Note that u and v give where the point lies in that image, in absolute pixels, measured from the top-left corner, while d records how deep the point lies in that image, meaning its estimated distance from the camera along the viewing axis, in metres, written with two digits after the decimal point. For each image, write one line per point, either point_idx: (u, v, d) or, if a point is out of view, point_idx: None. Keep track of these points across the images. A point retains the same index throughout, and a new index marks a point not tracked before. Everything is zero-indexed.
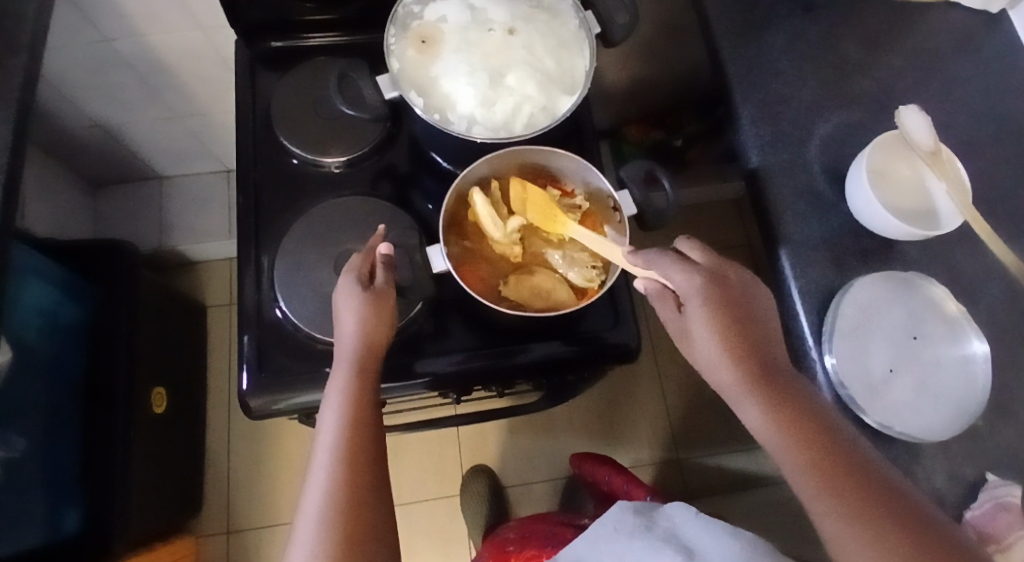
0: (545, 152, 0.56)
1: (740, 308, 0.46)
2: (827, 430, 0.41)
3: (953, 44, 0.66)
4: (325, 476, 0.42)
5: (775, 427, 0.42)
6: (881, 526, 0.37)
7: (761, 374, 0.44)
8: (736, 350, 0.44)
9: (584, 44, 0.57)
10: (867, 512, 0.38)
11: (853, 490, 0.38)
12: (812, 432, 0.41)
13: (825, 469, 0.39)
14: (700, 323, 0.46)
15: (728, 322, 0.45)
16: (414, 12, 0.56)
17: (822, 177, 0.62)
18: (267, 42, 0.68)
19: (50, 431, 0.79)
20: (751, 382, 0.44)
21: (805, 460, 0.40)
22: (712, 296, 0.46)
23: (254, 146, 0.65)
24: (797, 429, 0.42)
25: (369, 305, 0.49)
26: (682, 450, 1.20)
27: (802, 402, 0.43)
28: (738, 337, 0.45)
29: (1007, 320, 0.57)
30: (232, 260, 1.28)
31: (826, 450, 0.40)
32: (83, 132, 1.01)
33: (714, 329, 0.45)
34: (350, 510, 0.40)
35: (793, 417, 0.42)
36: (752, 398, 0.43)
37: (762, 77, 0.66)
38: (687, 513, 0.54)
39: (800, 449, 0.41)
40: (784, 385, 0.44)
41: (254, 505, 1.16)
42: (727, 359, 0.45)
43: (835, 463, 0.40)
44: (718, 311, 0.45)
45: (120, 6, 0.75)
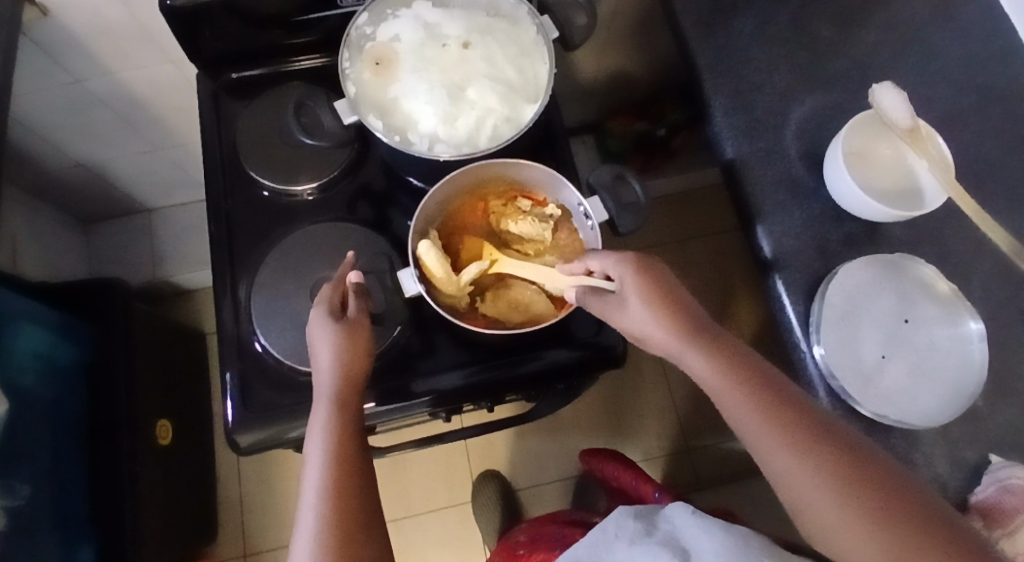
0: (511, 165, 0.56)
1: (669, 288, 0.47)
2: (778, 395, 0.42)
3: (929, 12, 0.64)
4: (313, 517, 0.41)
5: (733, 396, 0.43)
6: (842, 474, 0.38)
7: (708, 349, 0.44)
8: (682, 328, 0.45)
9: (545, 50, 0.56)
10: (834, 470, 0.39)
11: (816, 451, 0.39)
12: (765, 399, 0.42)
13: (787, 432, 0.40)
14: (641, 307, 0.46)
15: (666, 303, 0.46)
16: (368, 34, 0.56)
17: (801, 163, 0.60)
18: (228, 73, 0.68)
19: (59, 474, 0.79)
20: (703, 359, 0.44)
21: (765, 428, 0.41)
22: (648, 281, 0.47)
23: (223, 179, 0.64)
24: (749, 393, 0.42)
25: (344, 336, 0.49)
26: (691, 440, 1.19)
27: (751, 369, 0.44)
28: (679, 316, 0.46)
29: (1003, 294, 0.55)
30: (207, 288, 1.29)
31: (784, 414, 0.41)
32: (68, 171, 1.01)
33: (657, 312, 0.46)
34: (342, 551, 0.39)
35: (748, 384, 0.43)
36: (707, 375, 0.44)
37: (732, 65, 0.64)
38: (686, 513, 0.52)
39: (758, 414, 0.41)
40: (730, 354, 0.44)
41: (269, 527, 1.17)
42: (674, 340, 0.45)
43: (792, 426, 0.40)
44: (655, 293, 0.46)
45: (85, 48, 0.75)
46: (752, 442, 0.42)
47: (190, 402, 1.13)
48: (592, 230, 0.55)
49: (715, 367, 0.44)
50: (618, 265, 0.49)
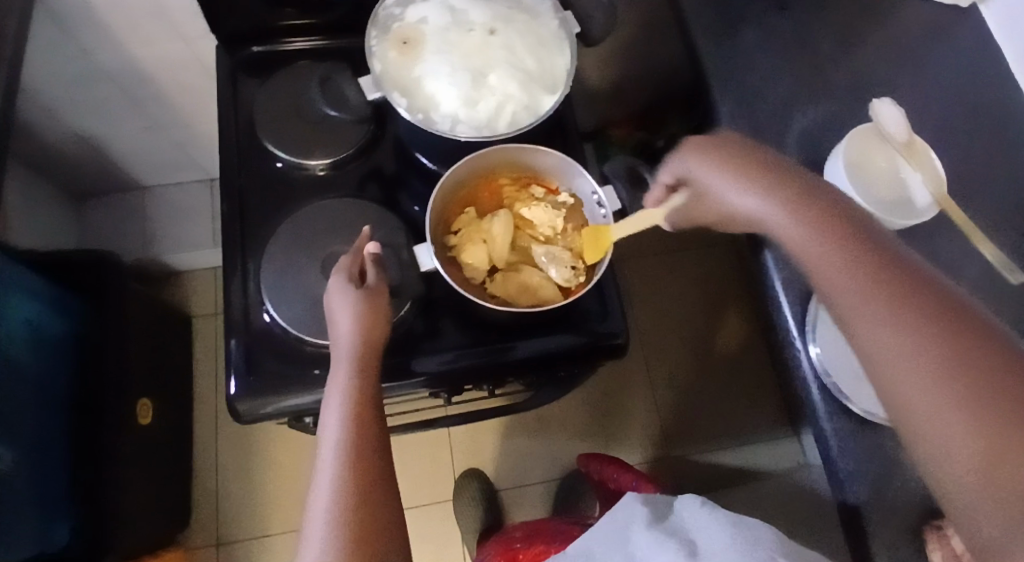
0: (527, 150, 0.58)
1: (761, 163, 0.46)
2: (862, 237, 0.38)
3: (925, 38, 0.68)
4: (333, 472, 0.41)
5: (810, 241, 0.40)
6: (923, 319, 0.33)
7: (796, 202, 0.42)
8: (767, 187, 0.44)
9: (565, 44, 0.58)
10: (901, 302, 0.34)
11: (910, 311, 0.33)
12: (843, 237, 0.38)
13: (860, 268, 0.36)
14: (718, 179, 0.47)
15: (745, 171, 0.46)
16: (396, 15, 0.57)
17: (802, 170, 0.63)
18: (249, 47, 0.69)
19: (41, 444, 0.77)
20: (782, 209, 0.42)
21: (838, 262, 0.37)
22: (732, 163, 0.47)
23: (238, 152, 0.65)
24: (832, 239, 0.39)
25: (364, 303, 0.50)
26: (674, 447, 1.21)
27: (840, 218, 0.40)
28: (775, 183, 0.44)
29: (989, 303, 0.58)
30: (217, 269, 1.27)
31: (861, 255, 0.37)
32: (68, 146, 1.00)
33: (737, 180, 0.46)
34: (359, 507, 0.40)
35: (831, 228, 0.39)
36: (787, 226, 0.42)
37: (740, 72, 0.67)
38: (696, 506, 0.56)
39: (835, 257, 0.38)
40: (819, 204, 0.42)
41: (246, 517, 1.15)
42: (754, 200, 0.44)
43: (872, 262, 0.36)
44: (737, 167, 0.47)
45: (102, 18, 0.76)
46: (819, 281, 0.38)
47: (172, 383, 1.12)
48: (604, 219, 0.56)
49: (792, 218, 0.42)
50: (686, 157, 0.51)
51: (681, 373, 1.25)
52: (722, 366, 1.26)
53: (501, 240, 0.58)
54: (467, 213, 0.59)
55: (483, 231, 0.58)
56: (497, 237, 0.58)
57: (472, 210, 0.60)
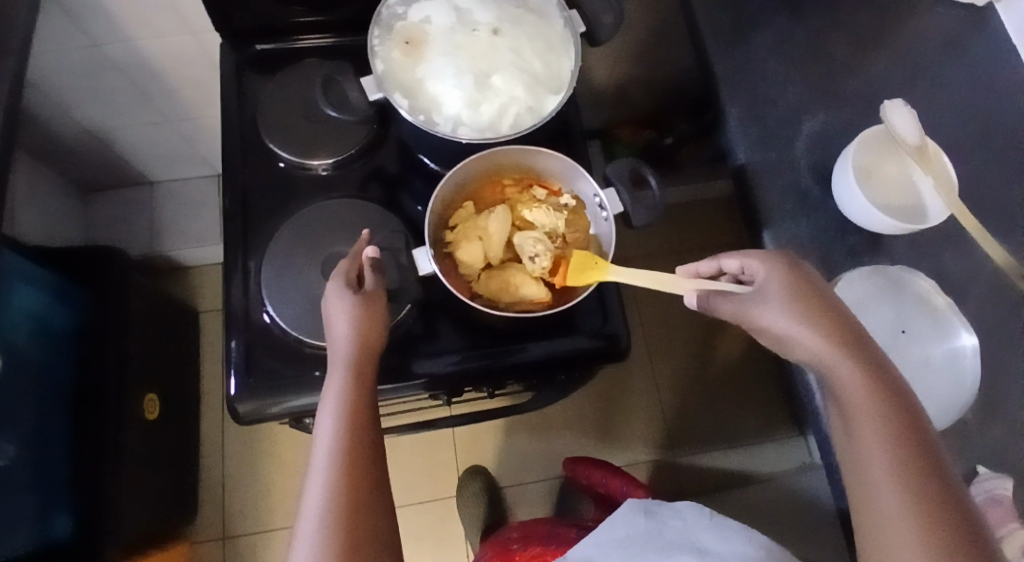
0: (529, 153, 0.57)
1: (828, 298, 0.45)
2: (912, 420, 0.39)
3: (939, 40, 0.67)
4: (325, 480, 0.41)
5: (864, 407, 0.40)
6: (949, 536, 0.36)
7: (857, 355, 0.42)
8: (828, 330, 0.43)
9: (570, 45, 0.57)
10: (934, 517, 0.36)
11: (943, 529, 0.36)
12: (896, 418, 0.39)
13: (900, 460, 0.38)
14: (784, 298, 0.44)
15: (815, 303, 0.44)
16: (400, 15, 0.57)
17: (810, 174, 0.62)
18: (254, 45, 0.68)
19: (44, 437, 0.78)
20: (845, 363, 0.41)
21: (885, 448, 0.39)
22: (793, 290, 0.45)
23: (241, 150, 0.65)
24: (883, 415, 0.39)
25: (361, 307, 0.50)
26: (677, 448, 1.20)
27: (895, 393, 0.40)
28: (832, 326, 0.43)
29: (995, 313, 0.57)
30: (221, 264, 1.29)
31: (906, 444, 0.39)
32: (75, 138, 1.01)
33: (801, 311, 0.44)
34: (349, 517, 0.40)
35: (889, 405, 0.40)
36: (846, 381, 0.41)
37: (748, 73, 0.66)
38: (701, 514, 0.57)
39: (883, 438, 0.39)
40: (878, 368, 0.41)
41: (249, 511, 1.16)
42: (815, 336, 0.43)
43: (913, 456, 0.38)
44: (808, 297, 0.44)
45: (108, 13, 0.75)
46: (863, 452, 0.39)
47: (178, 378, 1.12)
48: (606, 222, 0.57)
49: (854, 375, 0.41)
50: (764, 258, 0.47)
51: (686, 374, 1.25)
52: (727, 368, 1.25)
53: (497, 238, 0.57)
54: (467, 207, 0.59)
55: (481, 227, 0.58)
56: (493, 234, 0.57)
57: (473, 204, 0.59)
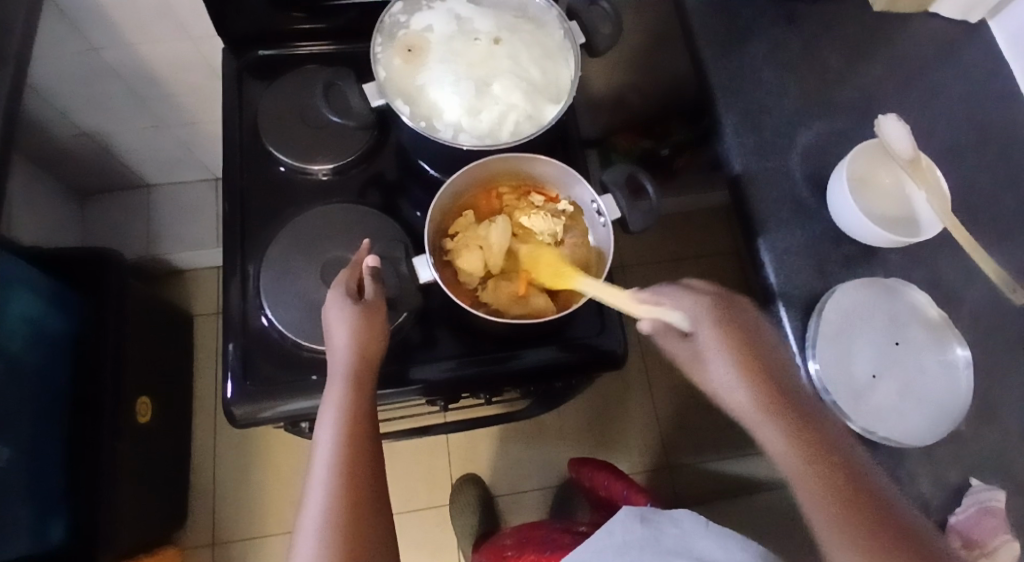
0: (528, 159, 0.58)
1: (759, 350, 0.45)
2: (844, 469, 0.39)
3: (931, 53, 0.68)
4: (325, 491, 0.41)
5: (795, 455, 0.40)
6: None
7: (783, 410, 0.42)
8: (755, 384, 0.43)
9: (570, 54, 0.58)
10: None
11: None
12: (828, 468, 0.39)
13: (843, 510, 0.37)
14: (716, 353, 0.45)
15: (743, 355, 0.45)
16: (402, 22, 0.58)
17: (805, 185, 0.63)
18: (255, 50, 0.69)
19: (38, 442, 0.77)
20: (774, 419, 0.42)
21: (823, 502, 0.37)
22: (723, 336, 0.46)
23: (241, 154, 0.65)
24: (814, 461, 0.39)
25: (361, 317, 0.50)
26: (672, 458, 1.20)
27: (826, 445, 0.40)
28: (759, 374, 0.44)
29: (987, 324, 0.58)
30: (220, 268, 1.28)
31: (844, 492, 0.38)
32: (72, 141, 1.01)
33: (733, 364, 0.45)
34: (349, 527, 0.40)
35: (818, 456, 0.40)
36: (774, 440, 0.41)
37: (744, 85, 0.66)
38: (698, 522, 0.56)
39: (819, 484, 0.38)
40: (805, 421, 0.42)
41: (241, 518, 1.15)
42: (747, 394, 0.43)
43: (854, 506, 0.37)
44: (738, 348, 0.45)
45: (109, 17, 0.76)
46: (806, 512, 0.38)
47: (171, 382, 1.11)
48: (605, 228, 0.57)
49: (781, 431, 0.41)
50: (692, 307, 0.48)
51: (681, 383, 1.25)
52: None
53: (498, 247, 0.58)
54: (466, 216, 0.59)
55: (481, 236, 0.58)
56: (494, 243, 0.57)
57: (472, 213, 0.59)
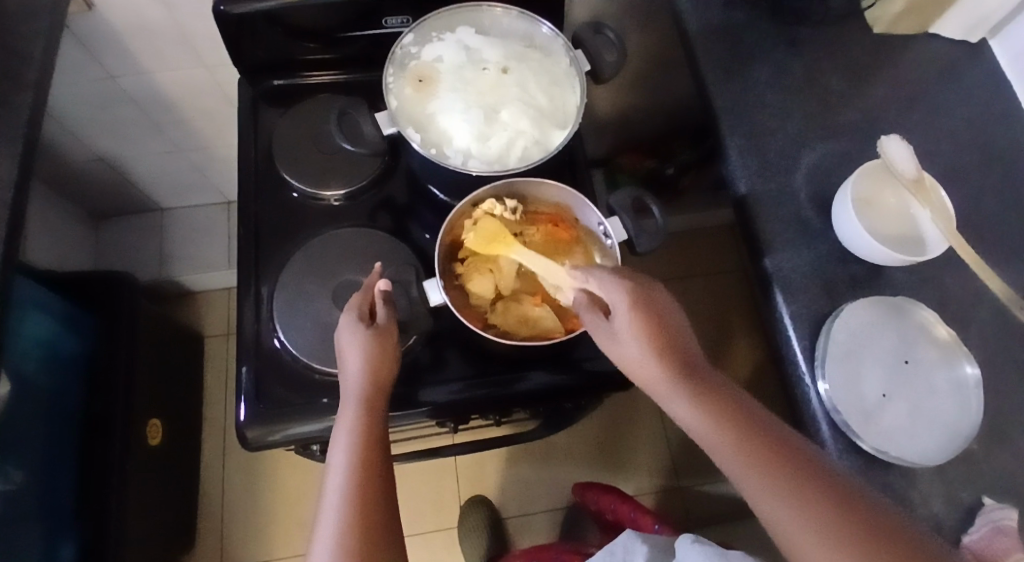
0: (534, 184, 0.59)
1: (667, 320, 0.45)
2: (761, 434, 0.39)
3: (933, 74, 0.69)
4: (337, 516, 0.41)
5: (707, 425, 0.40)
6: (832, 515, 0.34)
7: (691, 382, 0.42)
8: (659, 354, 0.43)
9: (575, 81, 0.60)
10: (829, 517, 0.34)
11: (824, 513, 0.34)
12: (746, 440, 0.38)
13: (767, 472, 0.36)
14: (624, 326, 0.45)
15: (650, 326, 0.44)
16: (412, 53, 0.60)
17: (810, 206, 0.63)
18: (270, 80, 0.71)
19: (49, 464, 0.78)
20: (677, 387, 0.42)
21: (739, 458, 0.38)
22: (633, 310, 0.45)
23: (256, 180, 0.66)
24: (728, 426, 0.39)
25: (374, 342, 0.51)
26: (683, 478, 1.19)
27: (730, 403, 0.41)
28: (664, 344, 0.43)
29: (995, 342, 0.58)
30: (230, 290, 1.29)
31: (766, 455, 0.37)
32: (88, 166, 1.03)
33: (639, 341, 0.44)
34: (361, 552, 0.40)
35: (725, 415, 0.40)
36: (681, 408, 0.41)
37: (748, 108, 0.67)
38: (689, 537, 0.53)
39: (737, 446, 0.38)
40: (713, 389, 0.42)
41: (250, 540, 1.15)
42: (657, 369, 0.43)
43: (773, 467, 0.37)
44: (646, 323, 0.44)
45: (127, 47, 0.78)
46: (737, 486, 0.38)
47: (181, 403, 1.12)
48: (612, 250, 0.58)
49: (687, 396, 0.41)
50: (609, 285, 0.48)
51: None
52: None
53: (508, 270, 0.59)
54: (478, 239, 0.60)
55: (492, 259, 0.59)
56: (505, 266, 0.59)
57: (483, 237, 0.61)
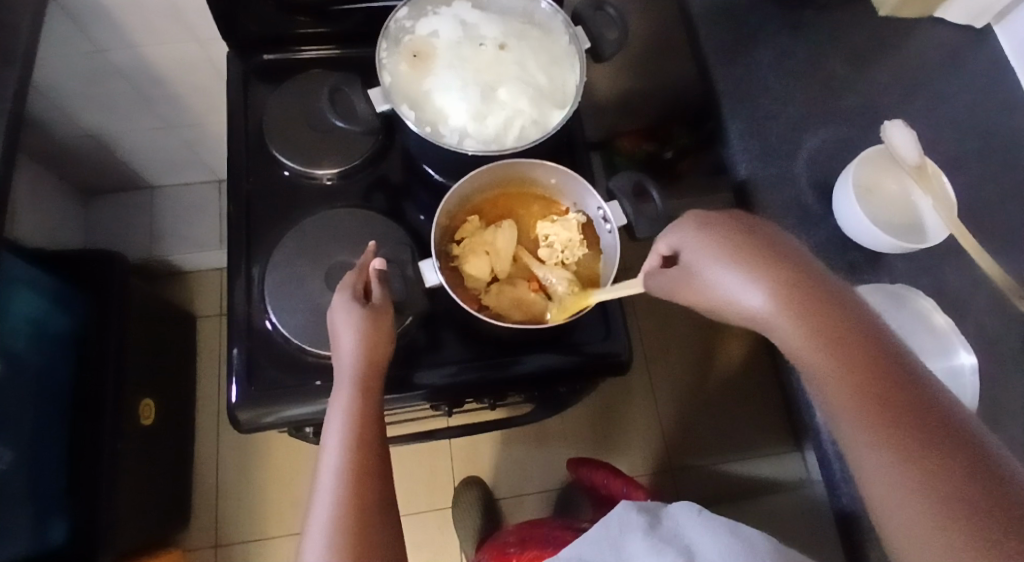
0: (531, 166, 0.58)
1: (768, 246, 0.41)
2: (890, 380, 0.34)
3: (937, 58, 0.68)
4: (331, 498, 0.41)
5: (812, 355, 0.37)
6: (929, 450, 0.31)
7: (796, 309, 0.38)
8: (760, 283, 0.40)
9: (575, 60, 0.59)
10: (922, 456, 0.31)
11: (922, 452, 0.31)
12: (870, 386, 0.34)
13: (869, 405, 0.34)
14: (714, 260, 0.42)
15: (749, 263, 0.41)
16: (407, 28, 0.58)
17: (810, 191, 0.62)
18: (262, 54, 0.69)
19: (38, 443, 0.77)
20: (781, 316, 0.38)
21: (841, 391, 0.35)
22: (724, 242, 0.42)
23: (247, 158, 0.65)
24: (832, 356, 0.36)
25: (369, 322, 0.50)
26: (675, 461, 1.20)
27: (837, 328, 0.37)
28: (766, 271, 0.40)
29: (992, 330, 0.58)
30: (223, 270, 1.28)
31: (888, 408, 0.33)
32: (77, 141, 1.01)
33: (735, 270, 0.41)
34: (356, 534, 0.39)
35: (831, 343, 0.36)
36: (785, 336, 0.38)
37: (750, 91, 0.66)
38: (691, 512, 0.53)
39: (838, 377, 0.35)
40: (834, 318, 0.37)
41: (243, 519, 1.15)
42: (755, 299, 0.40)
43: (894, 421, 0.33)
44: (741, 252, 0.41)
45: (114, 19, 0.76)
46: (847, 440, 0.34)
47: (174, 383, 1.11)
48: (611, 234, 0.57)
49: (790, 326, 0.38)
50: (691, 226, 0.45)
51: (685, 385, 1.25)
52: (724, 378, 1.25)
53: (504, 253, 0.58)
54: (473, 221, 0.60)
55: (488, 242, 0.58)
56: (500, 249, 0.58)
57: (479, 219, 0.60)
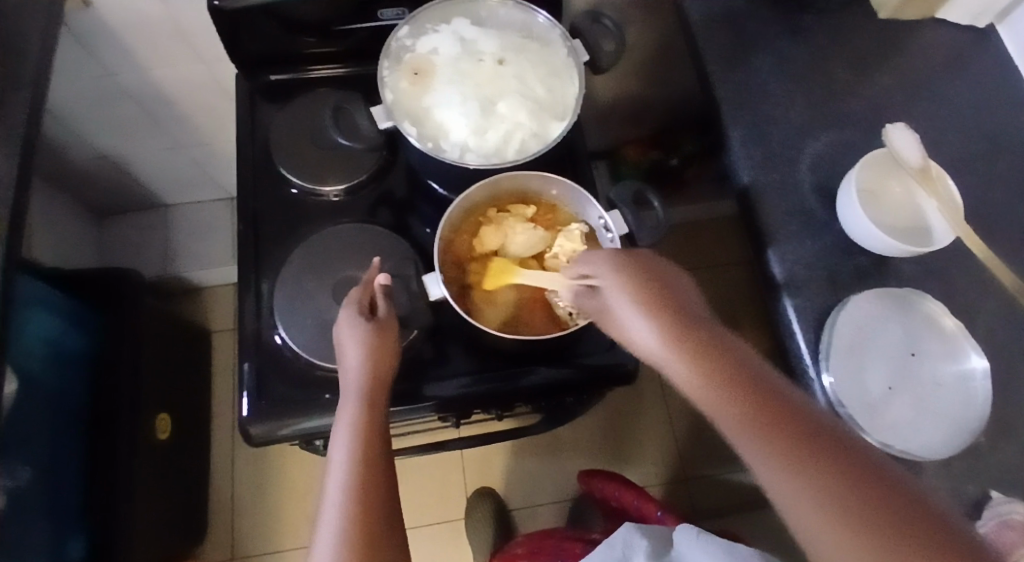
0: (534, 177, 0.60)
1: (661, 279, 0.44)
2: (774, 402, 0.36)
3: (940, 60, 0.67)
4: (338, 509, 0.41)
5: (698, 381, 0.38)
6: (813, 463, 0.32)
7: (685, 336, 0.40)
8: (654, 313, 0.42)
9: (574, 72, 0.59)
10: (811, 469, 0.32)
11: (810, 465, 0.32)
12: (754, 405, 0.36)
13: (754, 424, 0.35)
14: (617, 291, 0.44)
15: (646, 296, 0.43)
16: (408, 46, 0.59)
17: (814, 196, 0.62)
18: (268, 75, 0.70)
19: (54, 459, 0.78)
20: (671, 345, 0.40)
21: (728, 412, 0.36)
22: (623, 272, 0.45)
23: (254, 177, 0.66)
24: (717, 379, 0.37)
25: (374, 336, 0.51)
26: (688, 469, 1.19)
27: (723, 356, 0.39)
28: (658, 302, 0.42)
29: (1003, 333, 0.57)
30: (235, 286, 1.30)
31: (778, 420, 0.35)
32: (92, 163, 1.03)
33: (634, 300, 0.43)
34: (365, 545, 0.39)
35: (717, 369, 0.38)
36: (673, 364, 0.40)
37: (751, 98, 0.66)
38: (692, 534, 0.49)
39: (724, 397, 0.36)
40: (717, 348, 0.39)
41: (258, 533, 1.16)
42: (650, 328, 0.42)
43: (789, 442, 0.33)
44: (638, 284, 0.44)
45: (125, 43, 0.78)
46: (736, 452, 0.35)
47: (188, 398, 1.13)
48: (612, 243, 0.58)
49: (678, 353, 0.40)
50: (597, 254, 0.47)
51: None
52: None
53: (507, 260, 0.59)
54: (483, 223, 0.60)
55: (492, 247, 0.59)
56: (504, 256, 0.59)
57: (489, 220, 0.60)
